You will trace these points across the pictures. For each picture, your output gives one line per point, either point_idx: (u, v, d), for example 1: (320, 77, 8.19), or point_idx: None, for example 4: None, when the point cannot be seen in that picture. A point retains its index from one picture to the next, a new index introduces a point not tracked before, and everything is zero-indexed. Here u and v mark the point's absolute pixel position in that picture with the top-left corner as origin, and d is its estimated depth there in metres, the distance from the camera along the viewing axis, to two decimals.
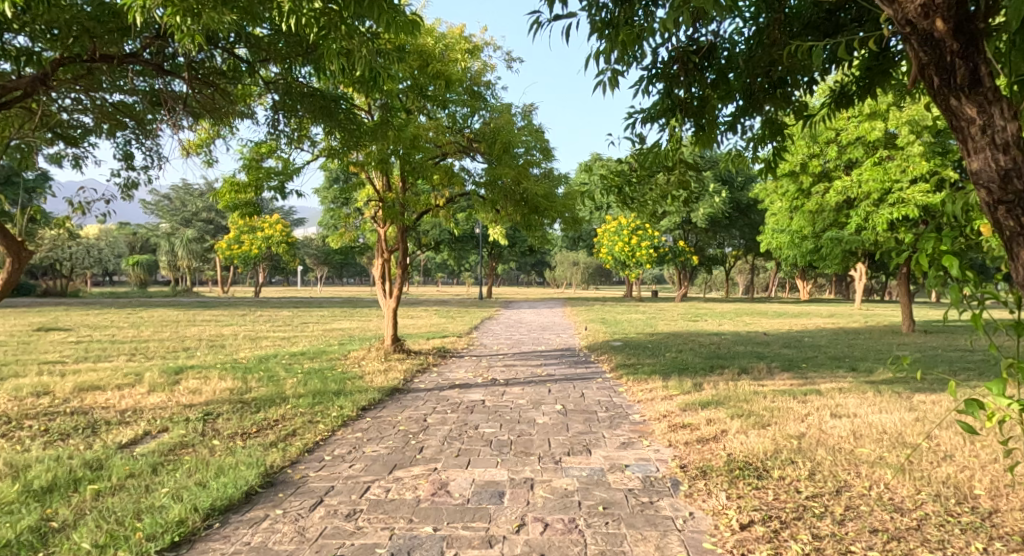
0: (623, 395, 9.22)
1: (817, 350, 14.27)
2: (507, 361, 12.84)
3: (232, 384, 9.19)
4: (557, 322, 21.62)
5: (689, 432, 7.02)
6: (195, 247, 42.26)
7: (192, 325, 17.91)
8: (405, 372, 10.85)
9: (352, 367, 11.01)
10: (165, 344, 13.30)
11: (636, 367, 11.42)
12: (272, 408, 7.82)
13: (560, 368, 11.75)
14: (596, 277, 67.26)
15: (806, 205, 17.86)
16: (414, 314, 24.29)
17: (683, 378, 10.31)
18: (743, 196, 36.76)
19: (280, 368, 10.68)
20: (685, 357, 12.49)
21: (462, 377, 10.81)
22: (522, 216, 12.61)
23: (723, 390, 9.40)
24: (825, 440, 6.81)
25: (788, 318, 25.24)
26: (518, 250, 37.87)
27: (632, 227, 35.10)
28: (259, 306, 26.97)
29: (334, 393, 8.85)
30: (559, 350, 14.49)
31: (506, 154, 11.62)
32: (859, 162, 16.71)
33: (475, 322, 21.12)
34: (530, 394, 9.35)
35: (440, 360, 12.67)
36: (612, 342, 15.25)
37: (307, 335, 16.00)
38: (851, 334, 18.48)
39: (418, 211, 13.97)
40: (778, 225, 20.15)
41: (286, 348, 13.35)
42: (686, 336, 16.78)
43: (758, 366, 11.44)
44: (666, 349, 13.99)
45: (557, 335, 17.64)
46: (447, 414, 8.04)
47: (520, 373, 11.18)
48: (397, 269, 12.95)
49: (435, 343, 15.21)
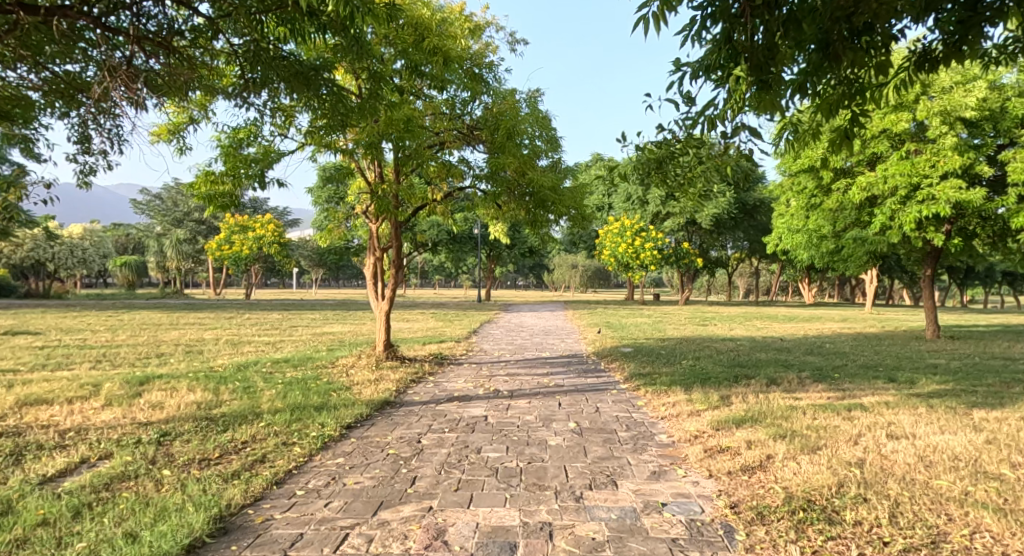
0: (644, 410, 8.16)
1: (844, 357, 13.24)
2: (510, 369, 11.77)
3: (201, 397, 8.10)
4: (560, 326, 20.53)
5: (730, 458, 5.98)
6: (185, 248, 41.14)
7: (172, 328, 16.77)
8: (397, 382, 9.79)
9: (340, 377, 9.95)
10: (136, 350, 12.21)
11: (654, 377, 10.37)
12: (241, 427, 6.77)
13: (569, 377, 10.70)
14: (597, 280, 66.12)
15: (825, 203, 16.76)
16: (410, 317, 23.18)
17: (708, 390, 9.25)
18: (749, 197, 35.73)
19: (259, 377, 9.62)
20: (706, 366, 11.43)
21: (462, 388, 9.76)
22: (526, 212, 11.51)
23: (755, 406, 8.34)
24: (890, 468, 5.78)
25: (801, 322, 24.18)
26: (518, 251, 36.77)
27: (636, 228, 34.04)
28: (248, 309, 25.78)
29: (317, 408, 7.78)
30: (566, 357, 13.43)
31: (510, 142, 10.54)
32: (883, 157, 15.64)
33: (474, 326, 20.04)
34: (538, 409, 8.29)
35: (437, 368, 11.60)
36: (622, 348, 14.17)
37: (294, 340, 14.88)
38: (874, 339, 17.43)
39: (413, 206, 12.89)
40: (794, 224, 19.11)
41: (269, 354, 12.28)
42: (700, 342, 15.71)
43: (787, 377, 10.39)
44: (682, 356, 12.93)
45: (561, 340, 16.56)
46: (445, 434, 6.98)
47: (525, 383, 10.14)
48: (389, 269, 11.86)
49: (432, 349, 14.13)
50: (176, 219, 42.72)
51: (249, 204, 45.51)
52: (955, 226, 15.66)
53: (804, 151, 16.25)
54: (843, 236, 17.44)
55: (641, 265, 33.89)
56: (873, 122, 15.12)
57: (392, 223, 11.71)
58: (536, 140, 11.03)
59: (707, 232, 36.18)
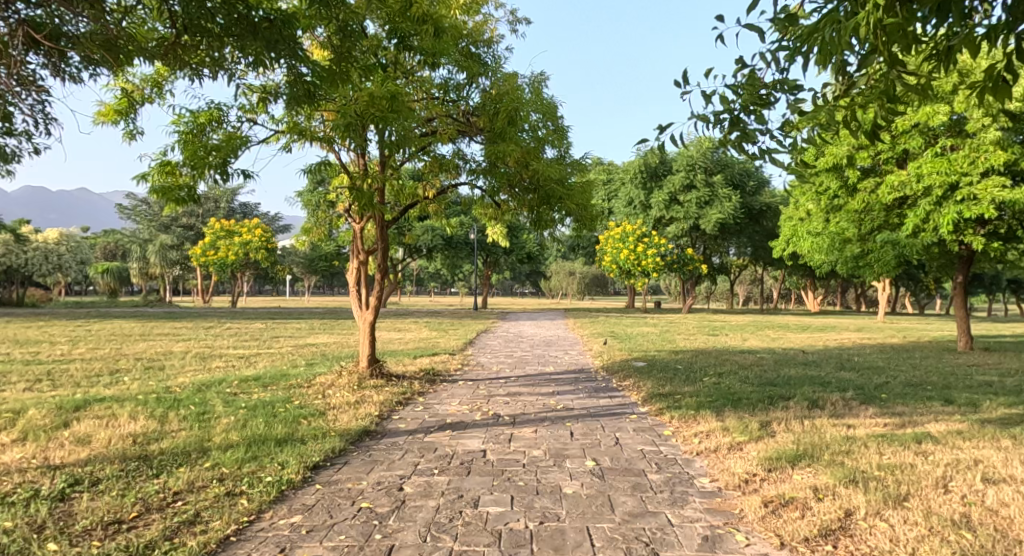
0: (674, 443, 6.84)
1: (881, 373, 11.96)
2: (511, 387, 10.44)
3: (141, 427, 6.75)
4: (562, 337, 19.21)
5: (799, 516, 4.71)
6: (170, 255, 39.63)
7: (140, 340, 15.34)
8: (381, 406, 8.44)
9: (315, 399, 8.62)
10: (88, 366, 10.84)
11: (677, 398, 9.06)
12: (178, 471, 5.43)
13: (578, 399, 9.38)
14: (595, 287, 64.93)
15: (851, 204, 15.33)
16: (403, 327, 21.85)
17: (745, 418, 7.92)
18: (755, 201, 34.49)
19: (219, 400, 8.28)
20: (734, 386, 10.13)
21: (457, 413, 8.42)
22: (530, 210, 10.12)
23: (803, 438, 7.03)
24: (1008, 529, 4.51)
25: (815, 332, 22.88)
26: (515, 257, 35.42)
27: (638, 234, 32.79)
28: (231, 318, 24.33)
29: (281, 442, 6.42)
30: (573, 372, 12.11)
31: (512, 129, 9.21)
32: (915, 155, 14.25)
33: (470, 336, 18.68)
34: (547, 441, 6.97)
35: (428, 387, 10.26)
36: (634, 363, 12.83)
37: (271, 354, 13.52)
38: (902, 351, 16.14)
39: (402, 205, 11.55)
40: (814, 228, 17.86)
41: (240, 371, 10.91)
42: (717, 355, 14.40)
43: (829, 399, 9.09)
44: (701, 372, 11.63)
45: (565, 353, 15.23)
46: (434, 477, 5.66)
47: (529, 407, 8.81)
48: (374, 275, 10.48)
49: (424, 363, 12.78)
50: (162, 224, 41.40)
51: (237, 209, 44.22)
52: (991, 228, 14.42)
53: (827, 148, 14.89)
54: (869, 240, 15.99)
55: (642, 272, 32.64)
56: (905, 115, 13.71)
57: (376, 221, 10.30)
58: (543, 128, 9.71)
59: (712, 237, 34.90)
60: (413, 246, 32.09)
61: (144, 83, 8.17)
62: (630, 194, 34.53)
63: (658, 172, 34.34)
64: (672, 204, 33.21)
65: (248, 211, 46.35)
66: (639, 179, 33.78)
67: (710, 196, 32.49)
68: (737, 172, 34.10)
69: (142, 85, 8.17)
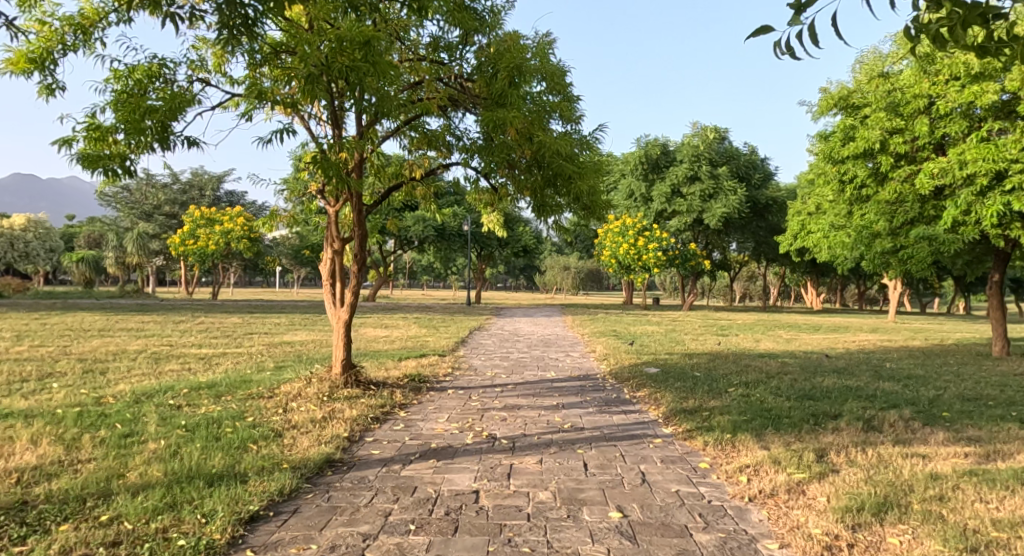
0: (716, 483, 5.45)
1: (924, 382, 10.58)
2: (509, 399, 9.01)
3: (38, 455, 5.29)
4: (562, 336, 17.82)
5: None
6: (149, 243, 37.91)
7: (95, 336, 13.80)
8: (354, 426, 7.00)
9: (274, 415, 7.16)
10: (18, 368, 9.36)
11: (706, 418, 7.64)
12: (57, 532, 4.03)
13: (587, 416, 7.95)
14: (589, 280, 63.54)
15: (880, 195, 13.72)
16: (391, 323, 20.41)
17: (794, 445, 6.52)
18: (761, 195, 33.08)
19: (154, 416, 6.80)
20: (767, 400, 8.72)
21: (446, 433, 6.99)
22: (530, 194, 8.63)
23: (875, 475, 5.65)
24: None
25: (830, 332, 21.50)
26: (511, 250, 33.92)
27: (638, 227, 31.31)
28: (206, 312, 22.71)
29: (216, 479, 4.95)
30: (578, 380, 10.69)
31: (513, 90, 7.80)
32: (956, 143, 12.61)
33: (463, 334, 17.19)
34: (555, 477, 5.56)
35: (411, 398, 8.81)
36: (646, 368, 11.40)
37: (237, 353, 12.06)
38: (933, 356, 14.75)
39: (386, 186, 10.07)
40: (837, 220, 16.45)
41: (195, 376, 9.42)
42: (735, 359, 13.00)
43: (885, 417, 7.70)
44: (724, 380, 10.21)
45: (567, 355, 13.80)
46: (408, 538, 4.27)
47: (530, 426, 7.39)
48: (350, 266, 8.97)
49: (409, 367, 11.34)
50: (144, 212, 39.89)
51: (223, 197, 42.69)
52: None
53: (859, 131, 13.44)
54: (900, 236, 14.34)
55: (642, 267, 31.18)
56: (948, 96, 12.21)
57: (353, 203, 8.80)
58: (547, 97, 8.30)
59: (715, 232, 33.46)
60: (403, 237, 30.68)
61: (64, 27, 6.61)
62: (630, 186, 33.15)
63: (660, 163, 33.01)
64: (674, 197, 31.73)
65: (234, 199, 44.80)
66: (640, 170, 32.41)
67: (714, 188, 31.02)
68: (743, 164, 32.74)
69: (62, 29, 6.59)
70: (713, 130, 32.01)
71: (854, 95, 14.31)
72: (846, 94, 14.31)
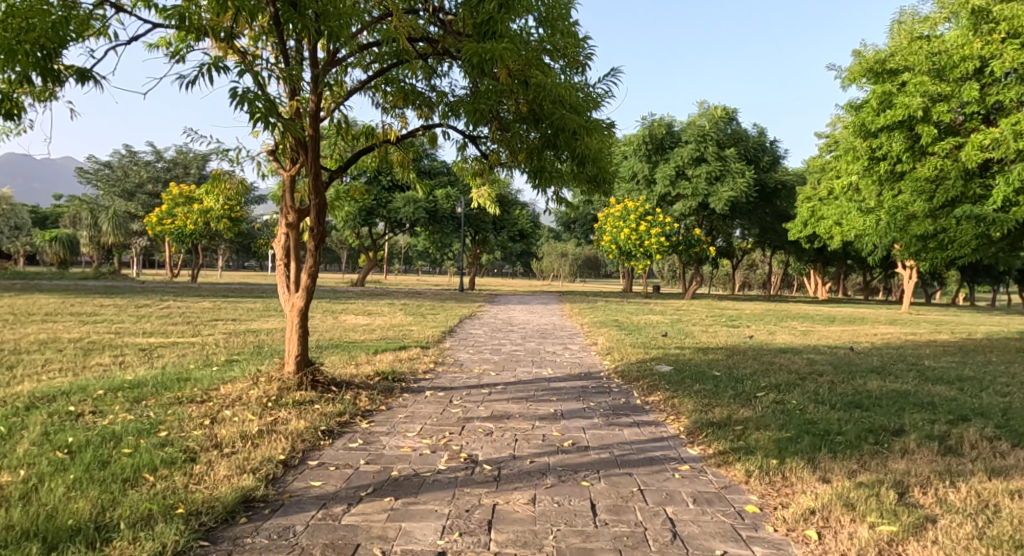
0: (773, 542, 4.01)
1: (977, 384, 9.13)
2: (498, 404, 7.54)
3: None
4: (559, 326, 16.34)
5: None
6: (126, 223, 36.30)
7: (35, 322, 12.27)
8: (295, 445, 5.53)
9: (196, 428, 5.68)
10: None
11: (740, 435, 6.13)
12: None
13: (592, 430, 6.50)
14: (586, 268, 61.98)
15: (917, 171, 12.07)
16: (375, 311, 18.88)
17: (862, 478, 5.00)
18: (769, 178, 31.49)
19: (37, 430, 5.33)
20: (809, 409, 7.21)
21: (412, 455, 5.48)
22: (525, 158, 7.18)
23: (986, 527, 4.15)
24: None
25: (847, 324, 20.03)
26: (506, 234, 32.41)
27: (640, 212, 29.68)
28: (177, 296, 21.14)
29: (62, 543, 3.65)
30: (579, 379, 9.21)
31: (503, 18, 6.36)
32: (1010, 112, 10.98)
33: (452, 323, 15.69)
34: (550, 528, 4.09)
35: (379, 402, 7.33)
36: (658, 367, 9.88)
37: (188, 344, 10.53)
38: (971, 352, 13.25)
39: (357, 147, 8.56)
40: (866, 200, 14.95)
41: (123, 373, 7.93)
42: (754, 355, 11.56)
43: (963, 435, 6.18)
44: (750, 382, 8.73)
45: (565, 348, 12.31)
46: None
47: (520, 443, 5.88)
48: (307, 243, 7.39)
49: (383, 362, 9.82)
50: (126, 191, 37.87)
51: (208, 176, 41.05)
52: None
53: (896, 99, 11.86)
54: (941, 218, 12.32)
55: (644, 254, 29.63)
56: (1004, 57, 10.58)
57: (309, 167, 7.19)
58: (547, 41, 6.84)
59: (721, 217, 31.84)
60: (393, 219, 29.09)
61: None
62: (633, 168, 31.54)
63: (664, 144, 31.37)
64: (678, 179, 30.16)
65: None
66: (644, 151, 30.78)
67: (721, 170, 29.41)
68: (752, 146, 31.16)
69: None
70: (721, 110, 30.34)
71: (890, 60, 12.72)
72: (881, 59, 12.72)
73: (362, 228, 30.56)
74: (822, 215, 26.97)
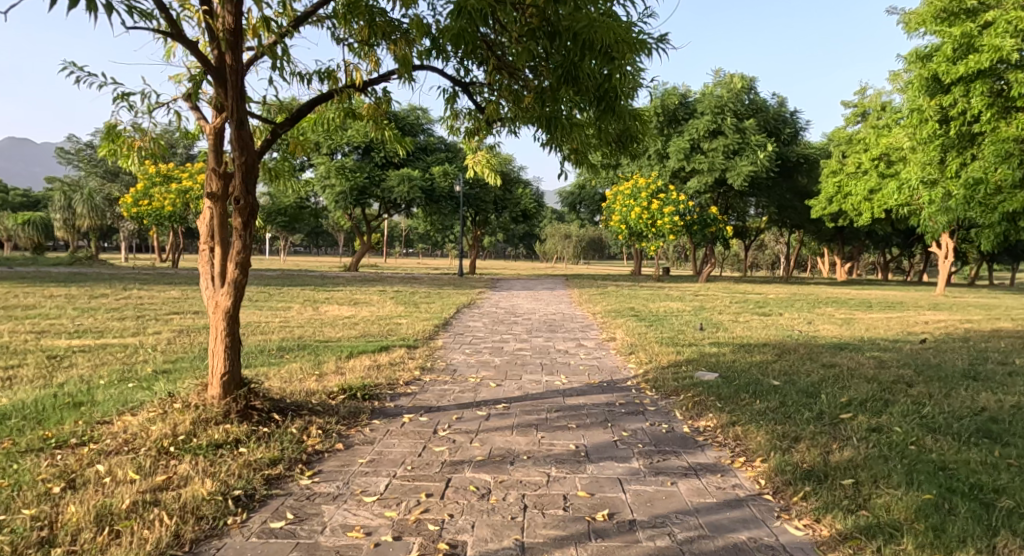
0: None
1: None
2: (498, 437, 5.54)
3: None
4: (569, 316, 14.26)
5: None
6: (102, 203, 34.24)
7: None
8: (180, 533, 3.63)
9: (34, 504, 3.79)
10: None
11: (857, 498, 4.17)
12: None
13: (635, 484, 4.53)
14: (590, 249, 59.98)
15: (1002, 131, 10.03)
16: (362, 300, 16.81)
17: None
18: (791, 151, 29.34)
19: None
20: (929, 445, 5.20)
21: (365, 551, 3.62)
22: (535, 99, 5.21)
23: None
24: None
25: (888, 310, 17.97)
26: (507, 214, 30.30)
27: (651, 189, 27.52)
28: (144, 283, 19.05)
29: None
30: (602, 393, 7.21)
31: None
32: None
33: (446, 315, 13.60)
34: None
35: (334, 438, 5.32)
36: (700, 374, 7.86)
37: (113, 349, 8.47)
38: None
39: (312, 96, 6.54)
40: (924, 169, 12.88)
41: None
42: (809, 354, 9.52)
43: None
44: (824, 397, 6.72)
45: (580, 346, 10.29)
46: None
47: (532, 518, 3.97)
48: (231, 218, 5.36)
49: (355, 370, 7.80)
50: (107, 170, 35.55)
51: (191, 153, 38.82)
52: None
53: (983, 42, 9.93)
54: None
55: (656, 234, 27.51)
56: None
57: (229, 111, 5.21)
58: None
59: (738, 193, 29.71)
60: (387, 199, 26.96)
61: None
62: None
63: (678, 116, 29.17)
64: (693, 154, 27.99)
65: None
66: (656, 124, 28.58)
67: (739, 144, 27.26)
68: (772, 117, 28.95)
69: None
70: (739, 78, 28.07)
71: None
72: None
73: (354, 208, 28.41)
74: (848, 190, 24.86)
